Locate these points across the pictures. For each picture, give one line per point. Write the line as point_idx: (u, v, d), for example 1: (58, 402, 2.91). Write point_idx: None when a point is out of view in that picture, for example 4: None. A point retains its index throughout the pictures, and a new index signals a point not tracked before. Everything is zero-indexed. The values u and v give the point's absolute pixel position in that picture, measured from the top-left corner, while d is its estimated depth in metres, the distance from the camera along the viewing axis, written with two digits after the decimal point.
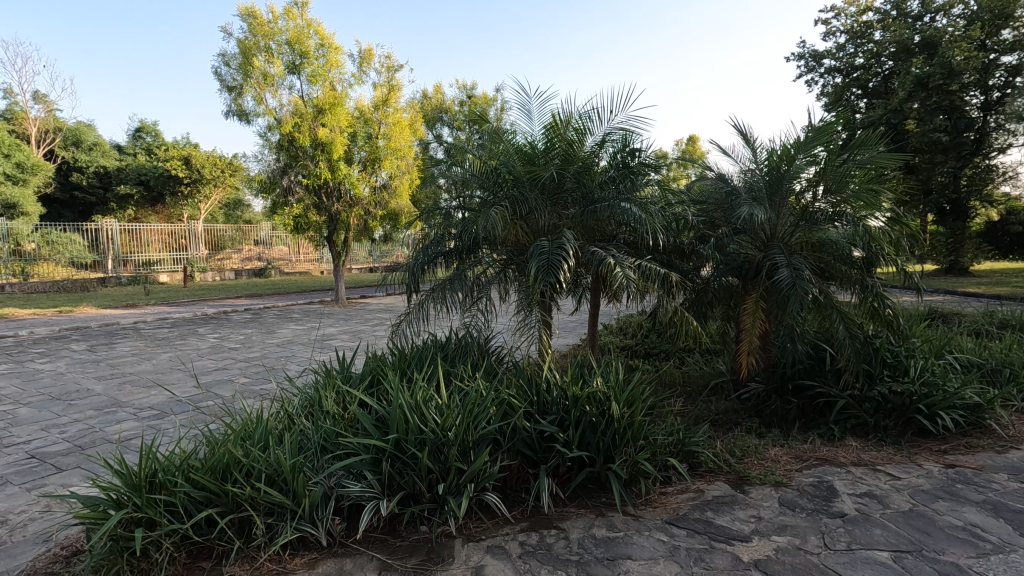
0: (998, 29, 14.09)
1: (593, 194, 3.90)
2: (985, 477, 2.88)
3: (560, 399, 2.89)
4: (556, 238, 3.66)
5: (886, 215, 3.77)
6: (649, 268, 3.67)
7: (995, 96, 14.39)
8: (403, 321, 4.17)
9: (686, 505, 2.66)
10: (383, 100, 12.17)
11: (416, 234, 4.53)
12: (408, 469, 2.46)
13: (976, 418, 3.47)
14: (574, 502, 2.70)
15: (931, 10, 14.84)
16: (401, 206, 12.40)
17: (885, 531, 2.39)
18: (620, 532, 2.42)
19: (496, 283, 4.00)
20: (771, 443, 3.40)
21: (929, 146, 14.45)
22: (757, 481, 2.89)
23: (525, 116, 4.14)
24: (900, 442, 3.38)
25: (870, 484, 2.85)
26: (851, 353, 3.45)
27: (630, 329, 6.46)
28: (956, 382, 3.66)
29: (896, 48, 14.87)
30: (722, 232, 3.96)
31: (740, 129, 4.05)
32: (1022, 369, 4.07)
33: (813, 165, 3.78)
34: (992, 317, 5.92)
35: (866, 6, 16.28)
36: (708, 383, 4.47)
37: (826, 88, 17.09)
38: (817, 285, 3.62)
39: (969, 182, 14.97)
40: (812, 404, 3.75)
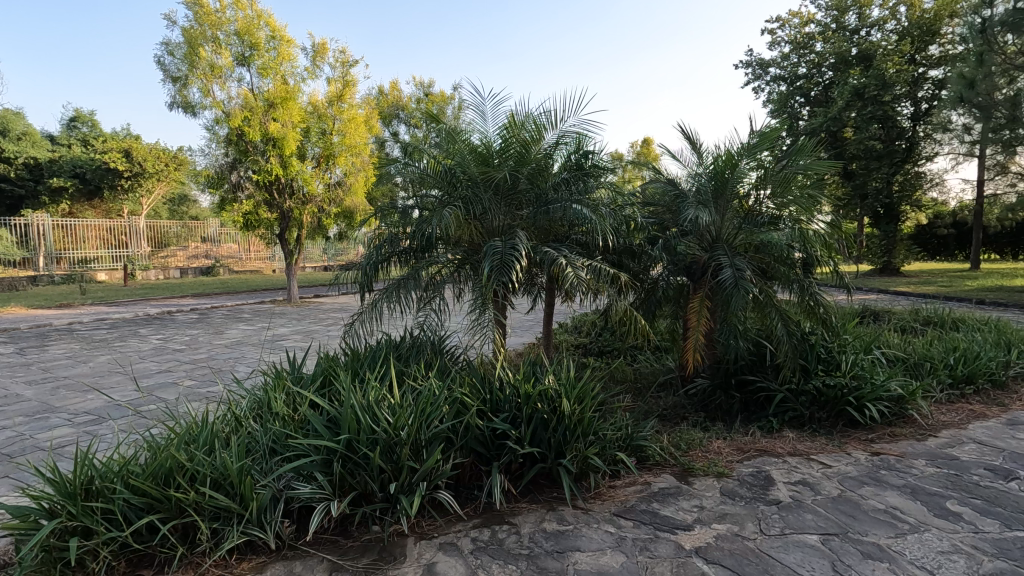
0: (926, 45, 15.05)
1: (546, 196, 3.97)
2: (906, 463, 3.11)
3: (513, 397, 2.95)
4: (509, 238, 3.71)
5: (823, 220, 4.00)
6: (600, 268, 3.74)
7: (923, 107, 15.31)
8: (356, 320, 4.14)
9: (633, 497, 2.76)
10: (338, 96, 11.93)
11: (371, 232, 4.51)
12: (360, 468, 2.46)
13: (899, 409, 3.73)
14: (526, 498, 2.76)
15: (867, 24, 15.70)
16: (356, 204, 12.24)
17: (815, 515, 2.55)
18: (569, 525, 2.49)
19: (450, 283, 3.99)
20: (715, 436, 3.54)
21: (866, 154, 15.31)
22: (701, 472, 3.03)
23: (480, 116, 4.17)
24: (832, 433, 3.59)
25: (804, 472, 3.03)
26: (789, 349, 3.66)
27: (584, 327, 6.58)
28: (882, 375, 3.92)
29: (835, 59, 15.72)
30: (671, 233, 4.10)
31: (688, 133, 4.22)
32: (940, 362, 4.40)
33: (756, 169, 3.97)
34: (917, 315, 6.35)
35: (808, 18, 17.07)
36: (657, 379, 4.65)
37: (771, 95, 17.79)
38: (758, 284, 3.79)
39: (901, 189, 15.89)
40: (753, 398, 3.94)
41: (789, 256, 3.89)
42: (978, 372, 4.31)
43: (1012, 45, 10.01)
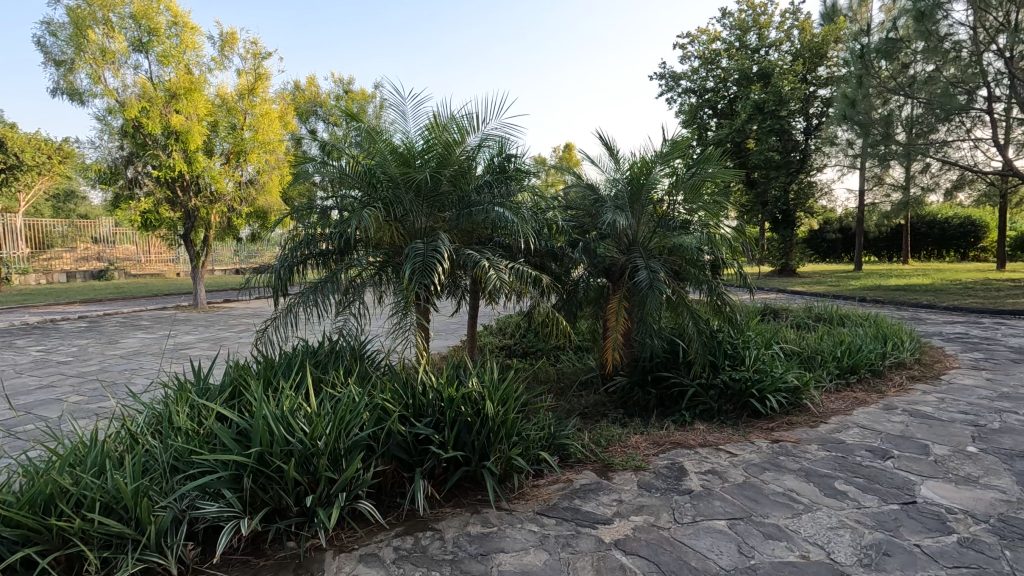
0: (815, 66, 16.49)
1: (469, 198, 3.97)
2: (801, 449, 3.39)
3: (435, 401, 2.92)
4: (430, 241, 3.66)
5: (728, 225, 4.30)
6: (522, 270, 3.79)
7: (814, 123, 16.76)
8: (269, 326, 3.94)
9: (556, 495, 2.82)
10: (249, 89, 11.30)
11: (286, 232, 4.31)
12: (272, 483, 2.34)
13: (796, 399, 4.06)
14: (450, 502, 2.73)
15: (765, 44, 17.00)
16: (270, 203, 11.68)
17: (724, 502, 2.72)
18: (494, 527, 2.50)
19: (370, 285, 3.87)
20: (633, 432, 3.69)
21: (766, 164, 16.61)
22: (620, 467, 3.14)
23: (402, 116, 4.10)
24: (738, 423, 3.84)
25: (713, 462, 3.23)
26: (699, 347, 3.90)
27: (508, 329, 6.64)
28: (780, 368, 4.26)
29: (739, 75, 16.93)
30: (591, 237, 4.24)
31: (606, 140, 4.38)
32: (830, 355, 4.84)
33: (670, 176, 4.19)
34: (810, 312, 6.95)
35: (714, 36, 18.25)
36: (579, 378, 4.79)
37: (682, 106, 18.83)
38: (671, 286, 4.00)
39: (796, 197, 17.27)
40: (667, 393, 4.15)
41: (699, 259, 4.11)
42: (860, 363, 4.79)
43: (885, 70, 11.24)
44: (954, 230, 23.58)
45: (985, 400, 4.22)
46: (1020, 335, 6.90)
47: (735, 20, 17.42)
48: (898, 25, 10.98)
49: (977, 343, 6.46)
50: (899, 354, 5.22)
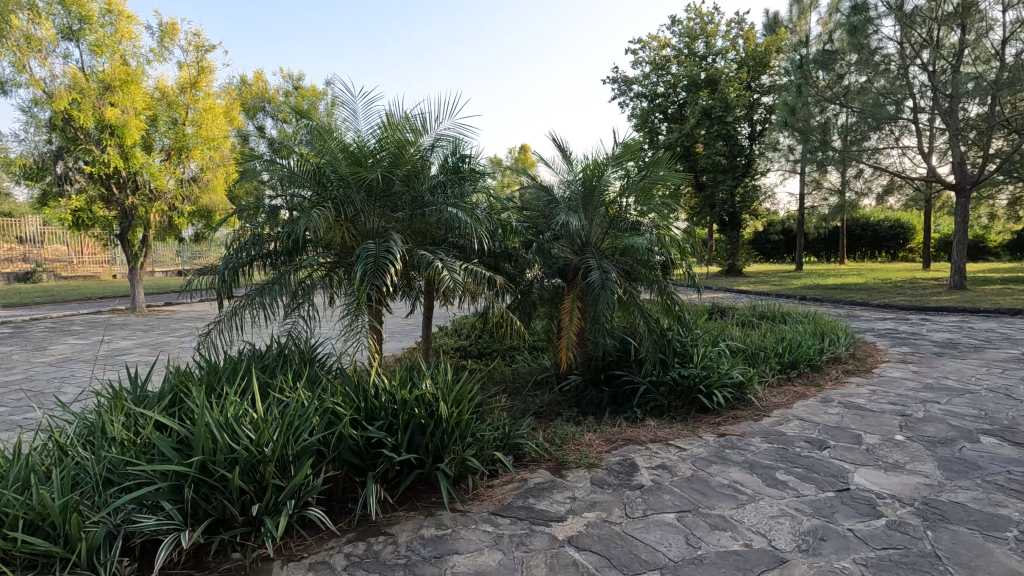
0: (759, 75, 17.18)
1: (422, 198, 3.93)
2: (745, 441, 3.53)
3: (388, 403, 2.87)
4: (383, 241, 3.60)
5: (679, 227, 4.42)
6: (476, 271, 3.77)
7: (758, 129, 17.46)
8: (213, 329, 3.80)
9: (510, 494, 2.83)
10: (191, 83, 10.84)
11: (231, 232, 4.16)
12: (216, 492, 2.25)
13: (741, 394, 4.22)
14: (404, 506, 2.70)
15: (713, 52, 17.60)
16: (215, 202, 11.26)
17: (673, 495, 2.80)
18: (448, 529, 2.49)
19: (321, 287, 3.80)
20: (587, 430, 3.75)
21: (713, 168, 17.21)
22: (573, 465, 3.19)
23: (353, 115, 4.03)
24: (687, 418, 3.96)
25: (663, 457, 3.32)
26: (650, 345, 4.01)
27: (464, 330, 6.61)
28: (726, 364, 4.42)
29: (688, 81, 17.47)
30: (545, 238, 4.29)
31: (559, 142, 4.43)
32: (772, 351, 5.07)
33: (622, 178, 4.28)
34: (754, 311, 7.25)
35: (664, 42, 18.75)
36: (534, 378, 4.83)
37: (634, 111, 19.26)
38: (623, 286, 4.08)
39: (742, 200, 17.82)
40: (620, 391, 4.26)
41: (651, 260, 4.20)
42: (800, 358, 5.03)
43: (823, 80, 11.84)
44: (886, 233, 25.10)
45: (911, 391, 4.51)
46: (942, 330, 7.42)
47: (684, 27, 17.95)
48: (834, 37, 11.58)
49: (905, 338, 6.90)
50: (835, 350, 5.51)
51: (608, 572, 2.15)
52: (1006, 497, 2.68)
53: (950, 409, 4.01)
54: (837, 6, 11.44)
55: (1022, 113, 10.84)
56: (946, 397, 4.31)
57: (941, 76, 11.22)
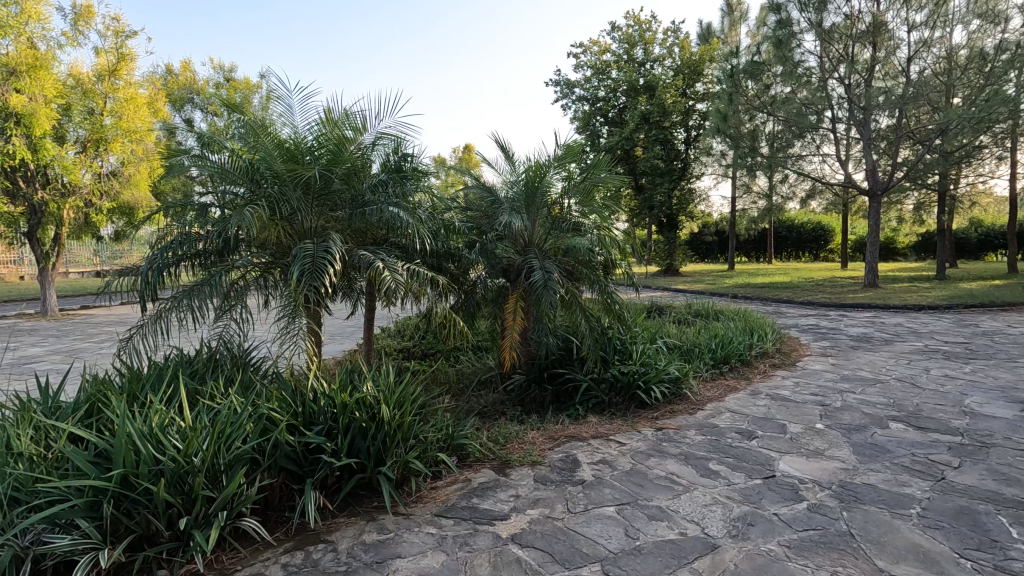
0: (694, 83, 17.88)
1: (363, 197, 3.85)
2: (681, 434, 3.68)
3: (327, 408, 2.81)
4: (321, 241, 3.50)
5: (619, 229, 4.53)
6: (418, 271, 3.72)
7: (693, 134, 18.18)
8: (135, 334, 3.57)
9: (454, 495, 2.83)
10: (110, 70, 10.14)
11: (156, 230, 3.93)
12: (139, 507, 2.11)
13: (677, 389, 4.39)
14: (344, 512, 2.64)
15: (651, 59, 18.18)
16: (137, 198, 10.60)
17: (613, 489, 2.88)
18: (390, 533, 2.45)
19: (255, 288, 3.64)
20: (530, 428, 3.80)
21: (651, 170, 17.80)
22: (517, 463, 3.22)
23: (290, 110, 3.90)
24: (627, 414, 4.09)
25: (604, 452, 3.40)
26: (591, 343, 4.12)
27: (408, 331, 6.53)
28: (664, 361, 4.59)
29: (627, 86, 17.98)
30: (488, 238, 4.30)
31: (502, 143, 4.45)
32: (706, 347, 5.31)
33: (564, 179, 4.35)
34: (690, 309, 7.56)
35: (604, 48, 19.19)
36: (478, 378, 4.83)
37: (576, 113, 19.60)
38: (565, 286, 4.14)
39: (679, 203, 18.53)
40: (563, 388, 4.34)
41: (591, 260, 4.30)
42: (731, 353, 5.29)
43: (751, 89, 12.44)
44: (809, 234, 26.76)
45: (830, 383, 4.84)
46: (858, 325, 8.01)
47: (623, 34, 18.45)
48: (761, 50, 12.22)
49: (825, 332, 7.39)
50: (763, 345, 5.83)
51: (550, 567, 2.19)
52: (910, 477, 2.92)
53: (864, 399, 4.33)
54: (764, 20, 12.09)
55: (924, 125, 11.86)
56: (860, 387, 4.65)
57: (856, 90, 12.07)
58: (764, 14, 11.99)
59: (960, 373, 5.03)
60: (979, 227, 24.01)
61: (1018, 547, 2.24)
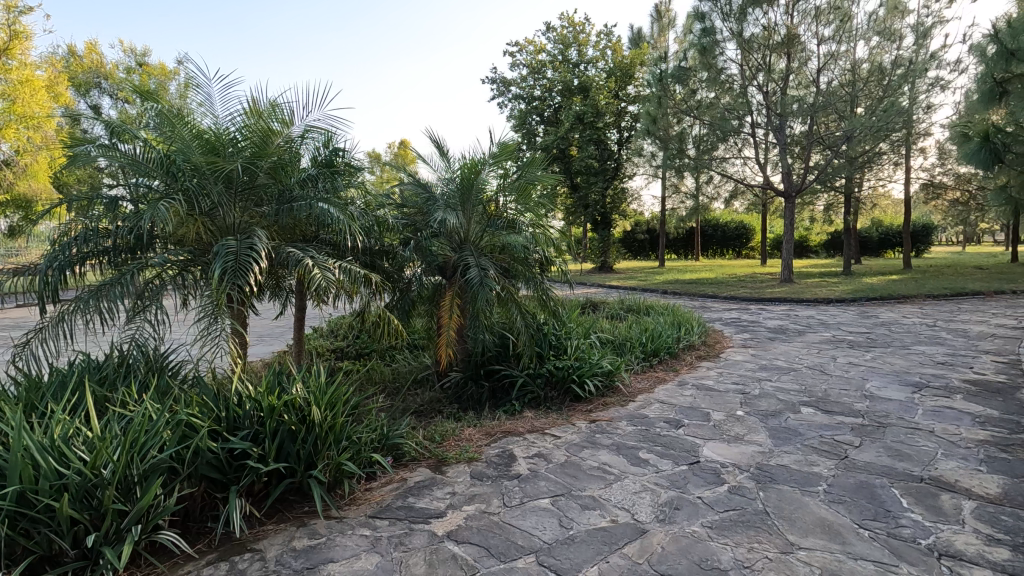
0: (625, 85, 18.44)
1: (290, 192, 3.71)
2: (613, 425, 3.81)
3: (253, 412, 2.70)
4: (245, 238, 3.34)
5: (553, 227, 4.60)
6: (350, 269, 3.62)
7: (624, 136, 18.76)
8: (33, 338, 3.28)
9: (389, 495, 2.79)
10: (2, 49, 9.30)
11: (56, 224, 3.61)
12: (39, 525, 1.95)
13: (609, 382, 4.53)
14: (273, 519, 2.54)
15: (584, 60, 18.57)
16: (36, 190, 9.77)
17: (548, 481, 2.94)
18: (322, 537, 2.39)
19: (172, 287, 3.40)
20: (466, 425, 3.80)
21: (586, 170, 18.22)
22: (453, 460, 3.22)
23: (210, 101, 3.69)
24: (562, 407, 4.17)
25: (540, 445, 3.46)
26: (526, 339, 4.18)
27: (341, 330, 6.37)
28: (597, 356, 4.73)
29: (562, 87, 18.29)
30: (422, 235, 4.24)
31: (436, 139, 4.42)
32: (637, 341, 5.51)
33: (501, 175, 4.36)
34: (622, 304, 7.82)
35: (540, 47, 19.40)
36: (415, 376, 4.79)
37: (512, 111, 19.72)
38: (501, 283, 4.16)
39: (612, 201, 19.07)
40: (499, 385, 4.38)
41: (527, 257, 4.34)
42: (660, 346, 5.52)
43: (679, 93, 12.91)
44: (732, 233, 28.31)
45: (750, 372, 5.15)
46: (775, 317, 8.57)
47: (558, 34, 18.73)
48: (687, 56, 12.76)
49: (746, 325, 7.86)
50: (690, 338, 6.12)
51: (486, 561, 2.21)
52: (819, 457, 3.17)
53: (779, 386, 4.65)
54: (689, 28, 12.65)
55: (832, 132, 12.83)
56: (776, 375, 4.99)
57: (773, 97, 12.88)
58: (690, 22, 12.55)
59: (862, 360, 5.51)
60: (879, 227, 26.27)
61: (907, 515, 2.49)
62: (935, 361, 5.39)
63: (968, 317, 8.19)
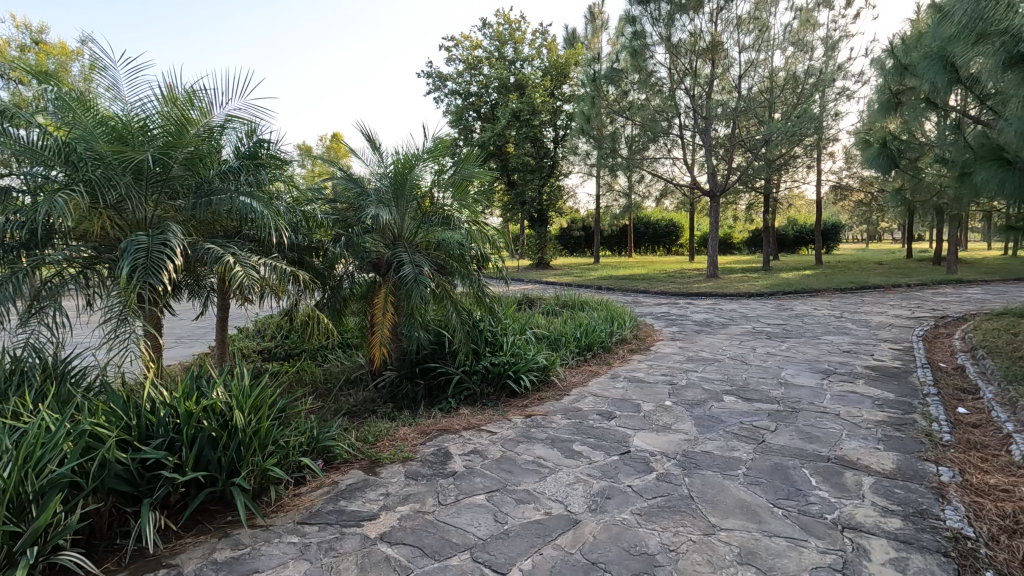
0: (560, 84, 18.73)
1: (210, 184, 3.51)
2: (548, 419, 3.87)
3: (168, 419, 2.54)
4: (158, 233, 3.13)
5: (488, 223, 4.60)
6: (276, 266, 3.47)
7: (560, 134, 19.04)
8: None
9: (319, 500, 2.70)
10: None
11: None
12: None
13: (545, 377, 4.60)
14: (191, 532, 2.39)
15: (520, 58, 18.69)
16: None
17: (483, 477, 2.95)
18: (246, 547, 2.28)
19: (74, 287, 3.14)
20: (401, 424, 3.74)
21: (523, 167, 18.34)
22: (387, 461, 3.16)
23: (117, 84, 3.40)
24: (498, 403, 4.20)
25: (475, 442, 3.46)
26: (462, 336, 4.16)
27: (268, 330, 6.09)
28: (533, 351, 4.79)
29: (499, 84, 18.33)
30: (354, 231, 4.12)
31: (368, 133, 4.31)
32: (571, 336, 5.62)
33: (437, 170, 4.31)
34: (557, 300, 7.95)
35: (476, 43, 19.33)
36: (348, 376, 4.67)
37: (448, 107, 19.55)
38: (435, 280, 4.11)
39: (548, 199, 19.31)
40: (435, 382, 4.34)
41: (463, 254, 4.31)
42: (594, 341, 5.66)
43: (612, 93, 13.25)
44: (662, 231, 29.45)
45: (677, 364, 5.38)
46: (701, 311, 9.00)
47: (494, 31, 18.74)
48: (619, 58, 13.10)
49: (674, 319, 8.20)
50: (622, 332, 6.31)
51: (420, 561, 2.18)
52: (738, 442, 3.36)
53: (704, 376, 4.89)
54: (621, 31, 13.00)
55: (752, 135, 13.63)
56: (702, 366, 5.24)
57: (699, 101, 13.48)
58: (621, 25, 12.91)
59: (778, 350, 5.89)
60: (794, 226, 28.17)
61: (816, 492, 2.69)
62: (841, 349, 5.85)
63: (871, 308, 8.94)
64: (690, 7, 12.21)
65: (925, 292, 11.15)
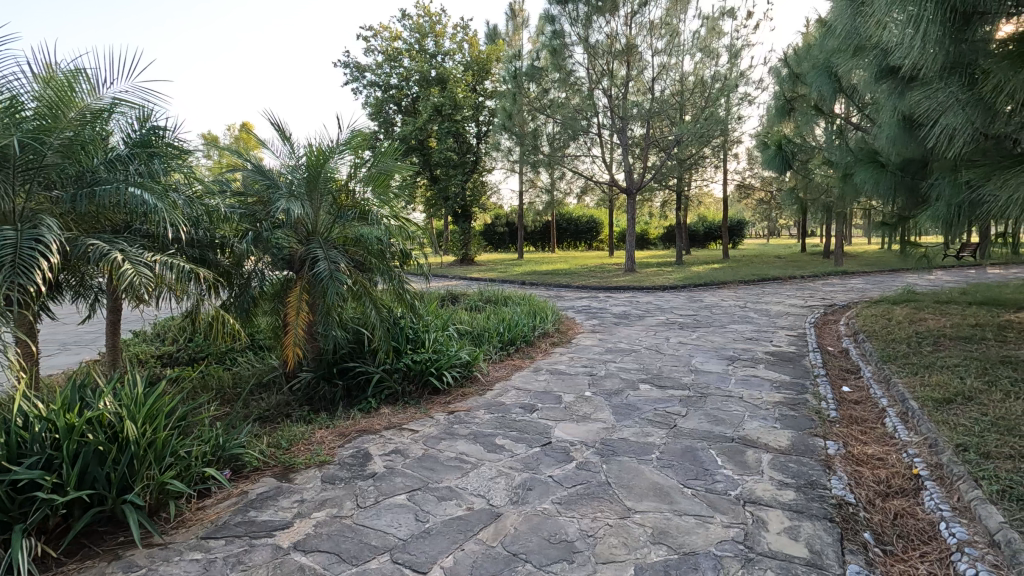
0: (482, 80, 18.71)
1: (93, 174, 3.20)
2: (471, 415, 3.87)
3: (46, 435, 2.28)
4: (29, 226, 2.80)
5: (409, 218, 4.50)
6: (172, 263, 3.21)
7: (482, 130, 19.02)
8: None
9: (226, 511, 2.54)
10: None
11: None
12: None
13: (467, 373, 4.59)
14: (74, 557, 2.17)
15: (441, 52, 18.48)
16: None
17: (404, 477, 2.89)
18: (141, 569, 2.10)
19: None
20: (318, 427, 3.59)
21: (445, 163, 18.15)
22: (302, 466, 3.02)
23: None
24: (420, 401, 4.14)
25: (396, 442, 3.39)
26: (381, 333, 4.06)
27: (170, 333, 5.64)
28: (455, 347, 4.75)
29: (419, 77, 18.03)
30: (263, 226, 3.90)
31: (277, 123, 4.08)
32: (494, 331, 5.64)
33: (352, 163, 4.15)
34: (481, 295, 7.96)
35: (396, 34, 18.86)
36: (260, 380, 4.41)
37: (368, 99, 18.97)
38: (353, 277, 3.98)
39: (472, 194, 19.25)
40: (354, 382, 4.19)
41: (382, 250, 4.18)
42: (516, 335, 5.71)
43: (532, 91, 13.43)
44: (583, 227, 30.27)
45: (597, 355, 5.55)
46: (620, 304, 9.34)
47: (413, 23, 18.37)
48: (539, 56, 13.27)
49: (595, 312, 8.45)
50: (544, 326, 6.42)
51: (337, 567, 2.11)
52: (653, 428, 3.51)
53: (622, 366, 5.08)
54: (541, 29, 13.18)
55: (665, 136, 14.29)
56: (620, 357, 5.44)
57: (616, 101, 13.93)
58: (541, 23, 13.09)
59: (689, 339, 6.23)
60: (705, 222, 29.90)
61: (721, 471, 2.87)
62: (745, 337, 6.29)
63: (770, 299, 9.66)
64: (606, 10, 12.55)
65: (816, 282, 12.24)
